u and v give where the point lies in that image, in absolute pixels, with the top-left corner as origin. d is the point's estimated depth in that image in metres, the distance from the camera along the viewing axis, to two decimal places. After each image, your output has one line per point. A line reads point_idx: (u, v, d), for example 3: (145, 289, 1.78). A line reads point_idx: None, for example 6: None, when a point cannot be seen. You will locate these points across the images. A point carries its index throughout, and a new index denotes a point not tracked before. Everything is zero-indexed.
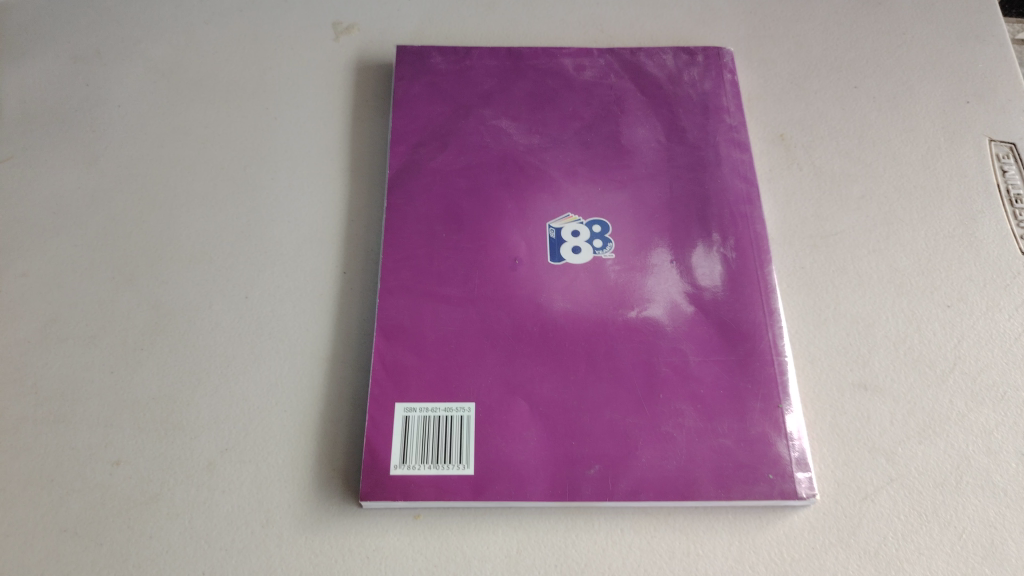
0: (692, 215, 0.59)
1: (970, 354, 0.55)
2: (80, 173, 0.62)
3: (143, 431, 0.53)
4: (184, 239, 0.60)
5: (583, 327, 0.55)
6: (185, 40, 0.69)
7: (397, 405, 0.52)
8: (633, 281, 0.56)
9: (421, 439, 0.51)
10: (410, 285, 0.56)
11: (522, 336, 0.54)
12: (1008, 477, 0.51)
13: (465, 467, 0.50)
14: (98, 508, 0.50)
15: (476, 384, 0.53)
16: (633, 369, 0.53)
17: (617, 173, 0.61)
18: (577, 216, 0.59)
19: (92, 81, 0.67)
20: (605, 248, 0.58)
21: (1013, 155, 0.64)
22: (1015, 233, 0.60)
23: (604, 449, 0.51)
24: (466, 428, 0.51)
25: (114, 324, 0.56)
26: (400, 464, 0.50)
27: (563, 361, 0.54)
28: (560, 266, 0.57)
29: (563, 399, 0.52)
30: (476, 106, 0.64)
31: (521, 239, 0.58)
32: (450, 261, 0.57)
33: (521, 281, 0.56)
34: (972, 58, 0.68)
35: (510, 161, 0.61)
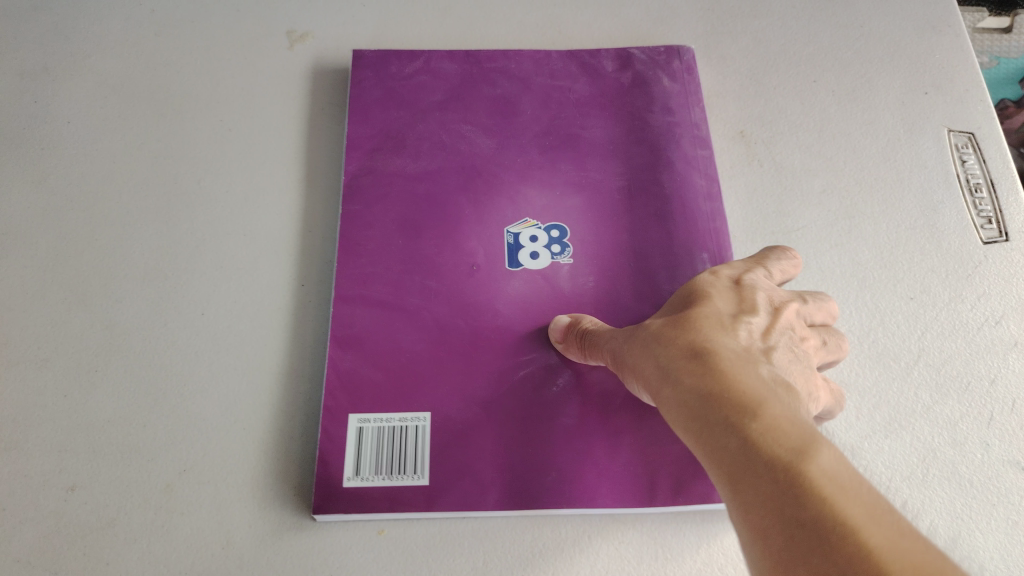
0: (652, 215, 0.59)
1: (934, 346, 0.56)
2: (27, 191, 0.61)
3: (98, 454, 0.51)
4: (137, 256, 0.59)
5: (540, 333, 0.54)
6: (135, 52, 0.68)
7: (352, 416, 0.51)
8: (593, 284, 0.56)
9: (376, 450, 0.50)
10: (366, 295, 0.55)
11: (479, 344, 0.54)
12: (973, 468, 0.51)
13: (420, 478, 0.50)
14: (52, 536, 0.49)
15: (434, 393, 0.52)
16: (591, 374, 0.53)
17: (576, 175, 0.60)
18: (536, 221, 0.58)
19: (40, 97, 0.65)
20: (563, 253, 0.57)
21: (972, 144, 0.64)
22: (975, 222, 0.60)
23: (564, 456, 0.50)
24: (421, 438, 0.51)
25: (68, 346, 0.55)
26: (353, 476, 0.50)
27: (520, 368, 0.53)
28: (517, 272, 0.56)
29: (520, 406, 0.52)
30: (431, 111, 0.63)
31: (478, 245, 0.57)
32: (409, 269, 0.56)
33: (478, 288, 0.55)
34: (930, 48, 0.68)
35: (468, 165, 0.60)
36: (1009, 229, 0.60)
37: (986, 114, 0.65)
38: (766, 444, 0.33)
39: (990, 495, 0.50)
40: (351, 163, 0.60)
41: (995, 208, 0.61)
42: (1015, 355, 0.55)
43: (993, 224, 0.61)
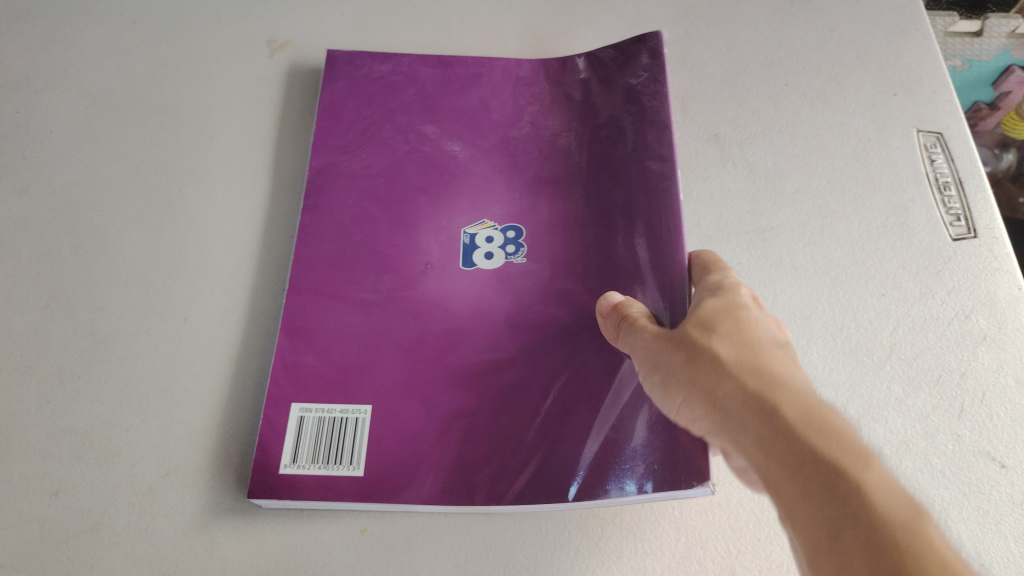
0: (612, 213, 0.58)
1: (906, 340, 0.57)
2: (10, 200, 0.61)
3: (81, 459, 0.52)
4: (120, 262, 0.59)
5: (489, 332, 0.54)
6: (116, 61, 0.68)
7: (293, 405, 0.51)
8: (541, 283, 0.56)
9: (313, 439, 0.51)
10: (338, 295, 0.56)
11: (426, 340, 0.54)
12: (946, 459, 0.52)
13: (354, 469, 0.50)
14: (36, 540, 0.49)
15: (382, 389, 0.52)
16: (534, 372, 0.53)
17: (540, 174, 0.61)
18: (493, 223, 0.59)
19: (22, 107, 0.66)
20: (517, 253, 0.57)
21: (940, 144, 0.65)
22: (943, 219, 0.62)
23: (505, 453, 0.50)
24: (361, 429, 0.51)
25: (51, 352, 0.55)
26: (290, 463, 0.50)
27: (464, 365, 0.53)
28: (470, 271, 0.56)
29: (462, 403, 0.52)
30: (404, 115, 0.64)
31: (436, 245, 0.58)
32: (385, 269, 0.57)
33: (428, 286, 0.56)
34: (898, 51, 0.70)
35: (439, 168, 0.61)
36: (978, 225, 0.62)
37: (954, 114, 0.67)
38: (879, 496, 0.34)
39: (963, 485, 0.51)
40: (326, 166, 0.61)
41: (963, 206, 0.63)
42: (984, 348, 0.56)
43: (961, 221, 0.62)
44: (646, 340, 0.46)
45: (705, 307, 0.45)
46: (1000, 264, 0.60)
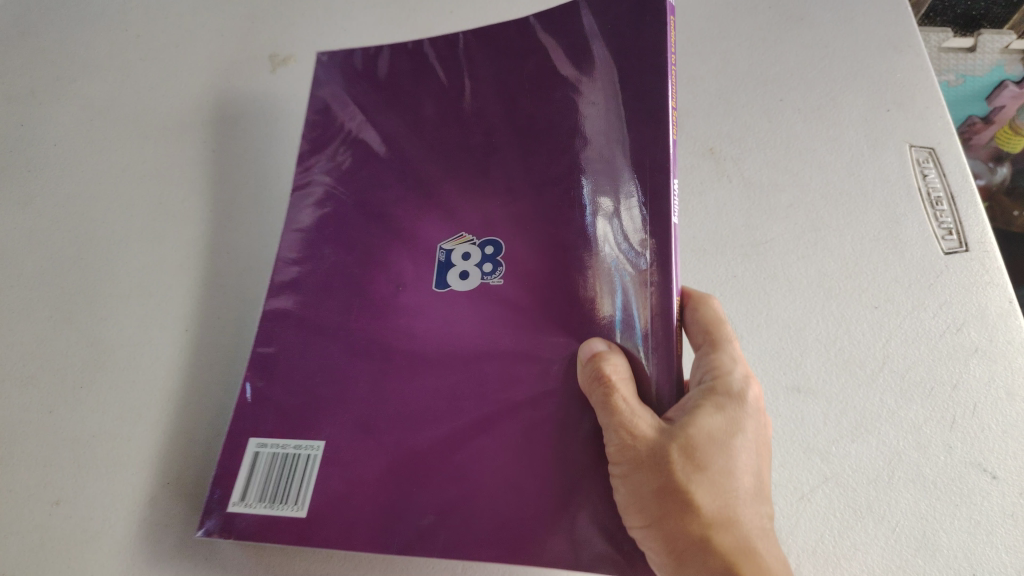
0: (562, 198, 0.50)
1: (898, 352, 0.58)
2: (15, 212, 0.62)
3: (82, 469, 0.52)
4: (122, 273, 0.60)
5: (456, 359, 0.48)
6: (120, 76, 0.69)
7: (249, 440, 0.49)
8: (507, 307, 0.49)
9: (264, 474, 0.48)
10: (310, 319, 0.53)
11: (389, 369, 0.50)
12: (937, 469, 0.53)
13: (297, 509, 0.46)
14: (36, 549, 0.49)
15: (340, 422, 0.48)
16: (494, 410, 0.46)
17: (513, 162, 0.53)
18: (472, 236, 0.51)
19: (27, 120, 0.67)
20: (494, 272, 0.50)
21: (932, 159, 0.66)
22: (936, 233, 0.62)
23: (453, 497, 0.45)
24: (310, 467, 0.48)
25: (53, 362, 0.56)
26: (238, 501, 0.48)
27: (422, 401, 0.48)
28: (443, 294, 0.51)
29: (413, 441, 0.47)
30: (386, 106, 0.59)
31: (408, 261, 0.53)
32: (360, 283, 0.53)
33: (395, 310, 0.51)
34: (890, 68, 0.70)
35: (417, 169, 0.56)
36: (969, 239, 0.62)
37: (946, 129, 0.67)
38: None
39: (954, 496, 0.52)
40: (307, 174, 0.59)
41: (955, 220, 0.63)
42: (975, 361, 0.57)
43: (953, 235, 0.63)
44: (619, 438, 0.40)
45: (697, 422, 0.40)
46: (991, 277, 0.60)
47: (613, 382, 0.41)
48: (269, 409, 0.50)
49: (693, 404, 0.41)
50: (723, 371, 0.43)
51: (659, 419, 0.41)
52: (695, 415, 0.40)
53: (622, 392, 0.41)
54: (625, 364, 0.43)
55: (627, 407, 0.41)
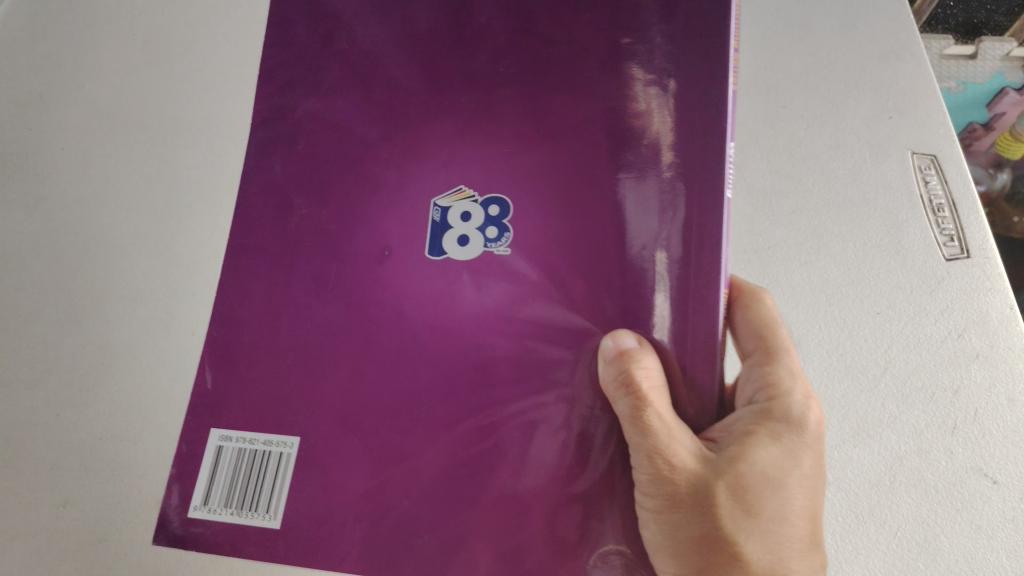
0: (570, 167, 0.49)
1: (899, 357, 0.58)
2: (23, 216, 0.62)
3: (90, 472, 0.55)
4: (127, 276, 0.60)
5: (444, 343, 0.49)
6: (119, 63, 0.67)
7: (213, 431, 0.51)
8: (488, 282, 0.49)
9: (232, 471, 0.51)
10: (286, 291, 0.53)
11: (372, 351, 0.50)
12: (939, 474, 0.54)
13: (268, 520, 0.49)
14: (43, 551, 0.53)
15: (316, 412, 0.50)
16: (468, 398, 0.48)
17: (529, 137, 0.51)
18: (472, 191, 0.50)
19: (34, 123, 0.65)
20: (499, 239, 0.49)
21: (934, 166, 0.65)
22: (937, 240, 0.62)
23: (438, 495, 0.47)
24: (281, 468, 0.50)
25: (58, 365, 0.58)
26: (202, 505, 0.50)
27: (404, 388, 0.49)
28: (440, 260, 0.50)
29: (391, 440, 0.48)
30: (385, 75, 0.55)
31: (394, 228, 0.52)
32: (342, 258, 0.52)
33: (383, 279, 0.51)
34: (892, 75, 0.69)
35: (411, 140, 0.53)
36: (970, 245, 0.62)
37: (948, 137, 0.66)
38: None
39: (955, 500, 0.53)
40: (295, 146, 0.56)
41: (957, 227, 0.63)
42: (977, 366, 0.58)
43: (953, 241, 0.63)
44: (655, 461, 0.41)
45: (745, 457, 0.41)
46: (992, 283, 0.61)
47: (647, 398, 0.42)
48: (250, 403, 0.51)
49: (740, 433, 0.42)
50: (780, 395, 0.44)
51: (698, 443, 0.42)
52: (743, 448, 0.41)
53: (656, 408, 0.42)
54: (658, 367, 0.43)
55: (664, 429, 0.41)
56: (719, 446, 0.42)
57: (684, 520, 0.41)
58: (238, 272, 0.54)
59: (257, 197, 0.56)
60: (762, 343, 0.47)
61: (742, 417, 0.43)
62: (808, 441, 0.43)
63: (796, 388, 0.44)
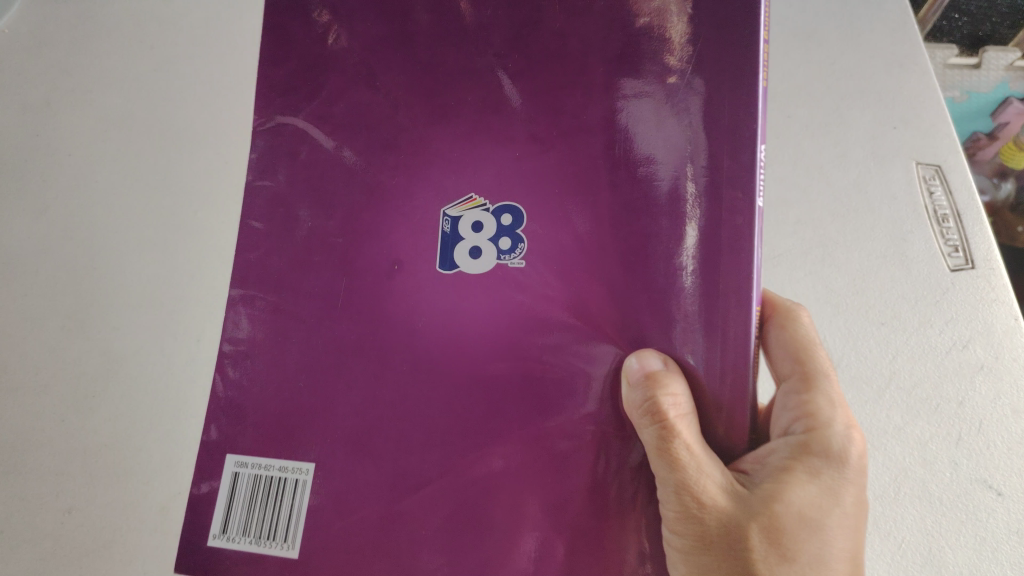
0: (580, 175, 0.48)
1: (905, 369, 0.58)
2: (31, 223, 0.62)
3: (94, 479, 0.56)
4: (134, 282, 0.60)
5: (462, 362, 0.47)
6: (123, 67, 0.66)
7: (228, 458, 0.49)
8: (503, 298, 0.48)
9: (246, 499, 0.48)
10: (292, 307, 0.51)
11: (387, 372, 0.48)
12: (943, 486, 0.55)
13: (287, 549, 0.47)
14: (51, 556, 0.55)
15: (327, 434, 0.48)
16: (485, 418, 0.46)
17: (544, 140, 0.49)
18: (483, 200, 0.49)
19: (41, 130, 0.65)
20: (512, 250, 0.48)
21: (938, 177, 0.65)
22: (942, 250, 0.62)
23: (453, 524, 0.46)
24: (299, 495, 0.48)
25: (65, 372, 0.59)
26: (219, 534, 0.48)
27: (417, 409, 0.47)
28: (453, 274, 0.48)
29: (403, 457, 0.47)
30: (388, 75, 0.52)
31: (405, 238, 0.50)
32: (355, 269, 0.50)
33: (394, 293, 0.49)
34: (896, 86, 0.68)
35: (420, 146, 0.51)
36: (975, 256, 0.62)
37: (953, 147, 0.66)
38: None
39: (960, 512, 0.54)
40: (292, 154, 0.53)
41: (961, 237, 0.63)
42: (981, 378, 0.58)
43: (959, 252, 0.62)
44: (683, 497, 0.40)
45: (782, 496, 0.39)
46: (997, 294, 0.61)
47: (675, 427, 0.41)
48: (255, 424, 0.49)
49: (775, 468, 0.40)
50: (818, 428, 0.42)
51: (729, 478, 0.40)
52: (778, 485, 0.40)
53: (685, 439, 0.40)
54: (686, 393, 0.42)
55: (692, 462, 0.40)
56: (752, 481, 0.40)
57: (715, 563, 0.39)
58: (240, 288, 0.52)
59: (255, 210, 0.53)
60: (800, 369, 0.46)
61: (777, 450, 0.42)
62: (847, 478, 0.41)
63: (834, 420, 0.42)
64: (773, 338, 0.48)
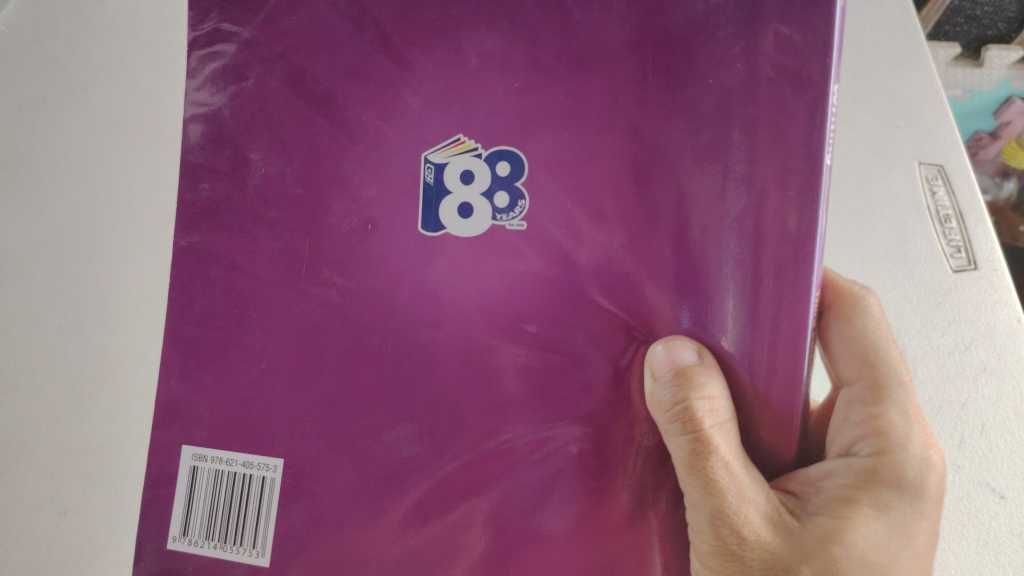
0: (597, 152, 0.43)
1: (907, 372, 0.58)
2: (28, 222, 0.62)
3: (89, 480, 0.57)
4: (131, 283, 0.60)
5: (448, 351, 0.45)
6: (121, 64, 0.65)
7: (185, 450, 0.48)
8: (488, 283, 0.45)
9: (210, 495, 0.48)
10: (261, 274, 0.48)
11: (366, 360, 0.46)
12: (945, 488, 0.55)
13: (255, 556, 0.47)
14: (46, 558, 0.55)
15: (303, 434, 0.47)
16: (472, 418, 0.45)
17: (555, 116, 0.44)
18: (473, 140, 0.45)
19: (38, 129, 0.64)
20: (508, 206, 0.44)
21: (941, 177, 0.64)
22: (944, 251, 0.62)
23: (443, 530, 0.45)
24: (265, 492, 0.47)
25: (62, 372, 0.58)
26: (180, 536, 0.48)
27: (399, 404, 0.45)
28: (439, 235, 0.45)
29: (386, 463, 0.45)
30: (366, 19, 0.47)
31: (397, 223, 0.46)
32: (318, 236, 0.47)
33: (371, 256, 0.47)
34: (899, 85, 0.66)
35: (387, 91, 0.47)
36: (977, 257, 0.62)
37: (955, 147, 0.65)
38: None
39: (962, 514, 0.54)
40: (269, 120, 0.49)
41: (964, 238, 0.62)
42: (983, 379, 0.58)
43: (962, 252, 0.62)
44: (721, 528, 0.39)
45: (840, 535, 0.39)
46: (1000, 296, 0.60)
47: (711, 441, 0.39)
48: (236, 419, 0.48)
49: (834, 498, 0.40)
50: (888, 452, 0.41)
51: (771, 505, 0.39)
52: (838, 522, 0.39)
53: (722, 457, 0.39)
54: (723, 395, 0.40)
55: (731, 487, 0.39)
56: (807, 511, 0.40)
57: None
58: (204, 270, 0.49)
59: (214, 161, 0.50)
60: (870, 375, 0.44)
61: (839, 475, 0.41)
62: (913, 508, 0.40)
63: (908, 443, 0.42)
64: (837, 331, 0.47)
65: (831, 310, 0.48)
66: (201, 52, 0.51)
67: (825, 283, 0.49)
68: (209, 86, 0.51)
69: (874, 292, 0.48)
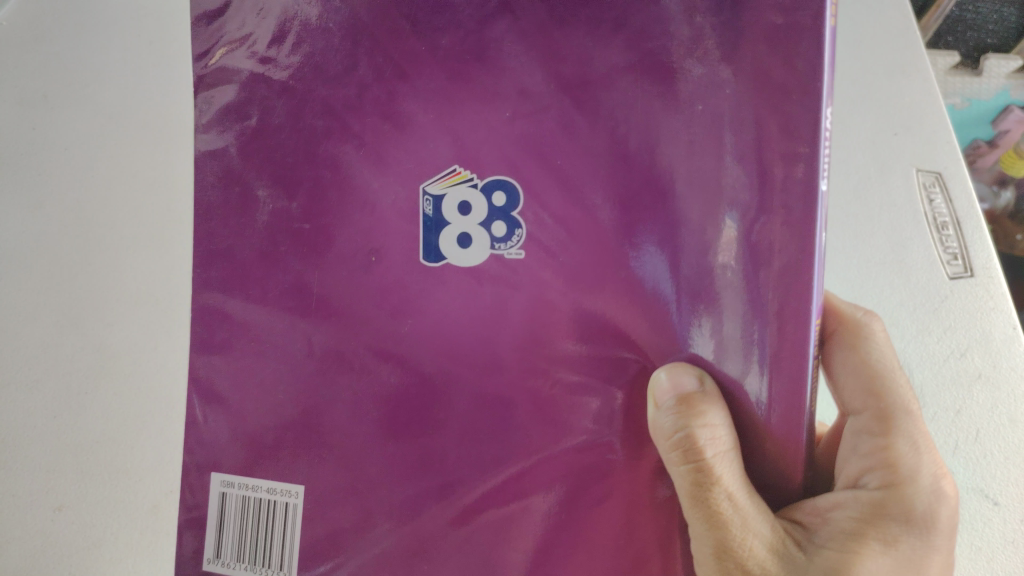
0: (606, 159, 0.43)
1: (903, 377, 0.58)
2: (27, 216, 0.62)
3: (85, 475, 0.57)
4: (129, 281, 0.60)
5: (451, 355, 0.45)
6: (119, 60, 0.64)
7: (213, 476, 0.49)
8: (484, 286, 0.45)
9: (237, 522, 0.48)
10: (270, 276, 0.48)
11: (369, 364, 0.47)
12: None
13: None
14: (41, 554, 0.55)
15: (308, 437, 0.47)
16: (471, 421, 0.45)
17: (563, 123, 0.44)
18: (469, 172, 0.45)
19: (40, 124, 0.63)
20: (507, 238, 0.44)
21: (939, 184, 0.64)
22: (941, 258, 0.62)
23: (438, 531, 0.45)
24: (292, 517, 0.47)
25: (59, 367, 0.58)
26: (211, 559, 0.49)
27: (400, 405, 0.46)
28: (439, 266, 0.45)
29: (387, 463, 0.46)
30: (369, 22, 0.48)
31: (398, 223, 0.46)
32: (322, 240, 0.48)
33: (374, 280, 0.47)
34: (899, 91, 0.66)
35: (389, 101, 0.47)
36: (975, 264, 0.62)
37: (954, 154, 0.65)
38: None
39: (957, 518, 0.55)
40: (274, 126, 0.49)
41: (960, 246, 0.63)
42: (979, 387, 0.58)
43: (958, 260, 0.62)
44: (726, 562, 0.39)
45: (847, 570, 0.38)
46: (995, 303, 0.61)
47: (713, 471, 0.39)
48: (242, 422, 0.49)
49: (841, 532, 0.40)
50: (896, 486, 0.41)
51: (774, 534, 0.39)
52: (845, 556, 0.39)
53: (726, 488, 0.39)
54: (723, 424, 0.40)
55: (735, 520, 0.39)
56: (813, 543, 0.39)
57: None
58: (208, 270, 0.50)
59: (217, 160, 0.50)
60: (876, 406, 0.44)
61: (846, 508, 0.41)
62: (921, 540, 0.40)
63: (917, 475, 0.42)
64: (840, 359, 0.47)
65: (834, 338, 0.48)
66: (203, 92, 0.51)
67: (827, 310, 0.49)
68: (214, 128, 0.51)
69: (878, 319, 0.49)
